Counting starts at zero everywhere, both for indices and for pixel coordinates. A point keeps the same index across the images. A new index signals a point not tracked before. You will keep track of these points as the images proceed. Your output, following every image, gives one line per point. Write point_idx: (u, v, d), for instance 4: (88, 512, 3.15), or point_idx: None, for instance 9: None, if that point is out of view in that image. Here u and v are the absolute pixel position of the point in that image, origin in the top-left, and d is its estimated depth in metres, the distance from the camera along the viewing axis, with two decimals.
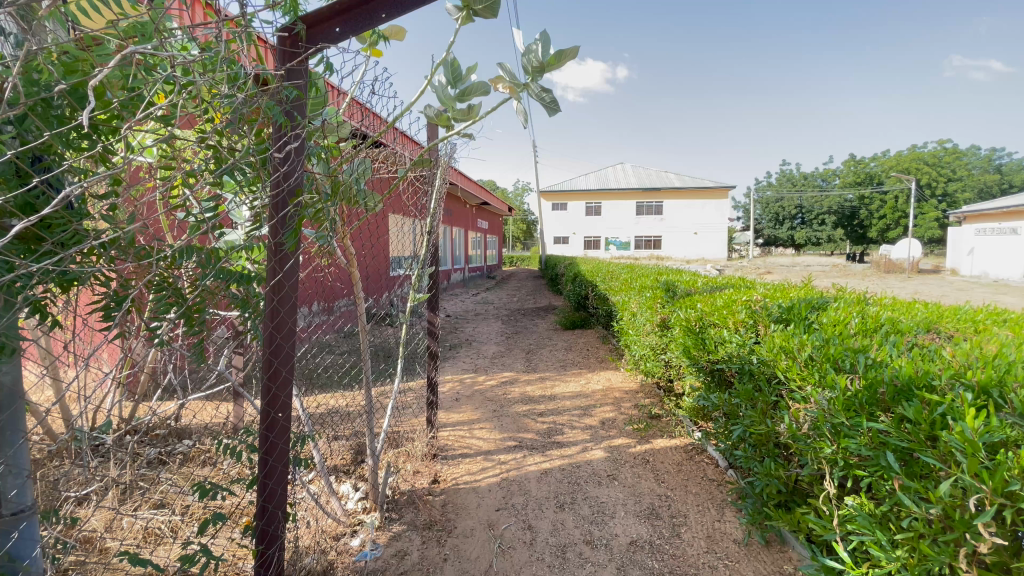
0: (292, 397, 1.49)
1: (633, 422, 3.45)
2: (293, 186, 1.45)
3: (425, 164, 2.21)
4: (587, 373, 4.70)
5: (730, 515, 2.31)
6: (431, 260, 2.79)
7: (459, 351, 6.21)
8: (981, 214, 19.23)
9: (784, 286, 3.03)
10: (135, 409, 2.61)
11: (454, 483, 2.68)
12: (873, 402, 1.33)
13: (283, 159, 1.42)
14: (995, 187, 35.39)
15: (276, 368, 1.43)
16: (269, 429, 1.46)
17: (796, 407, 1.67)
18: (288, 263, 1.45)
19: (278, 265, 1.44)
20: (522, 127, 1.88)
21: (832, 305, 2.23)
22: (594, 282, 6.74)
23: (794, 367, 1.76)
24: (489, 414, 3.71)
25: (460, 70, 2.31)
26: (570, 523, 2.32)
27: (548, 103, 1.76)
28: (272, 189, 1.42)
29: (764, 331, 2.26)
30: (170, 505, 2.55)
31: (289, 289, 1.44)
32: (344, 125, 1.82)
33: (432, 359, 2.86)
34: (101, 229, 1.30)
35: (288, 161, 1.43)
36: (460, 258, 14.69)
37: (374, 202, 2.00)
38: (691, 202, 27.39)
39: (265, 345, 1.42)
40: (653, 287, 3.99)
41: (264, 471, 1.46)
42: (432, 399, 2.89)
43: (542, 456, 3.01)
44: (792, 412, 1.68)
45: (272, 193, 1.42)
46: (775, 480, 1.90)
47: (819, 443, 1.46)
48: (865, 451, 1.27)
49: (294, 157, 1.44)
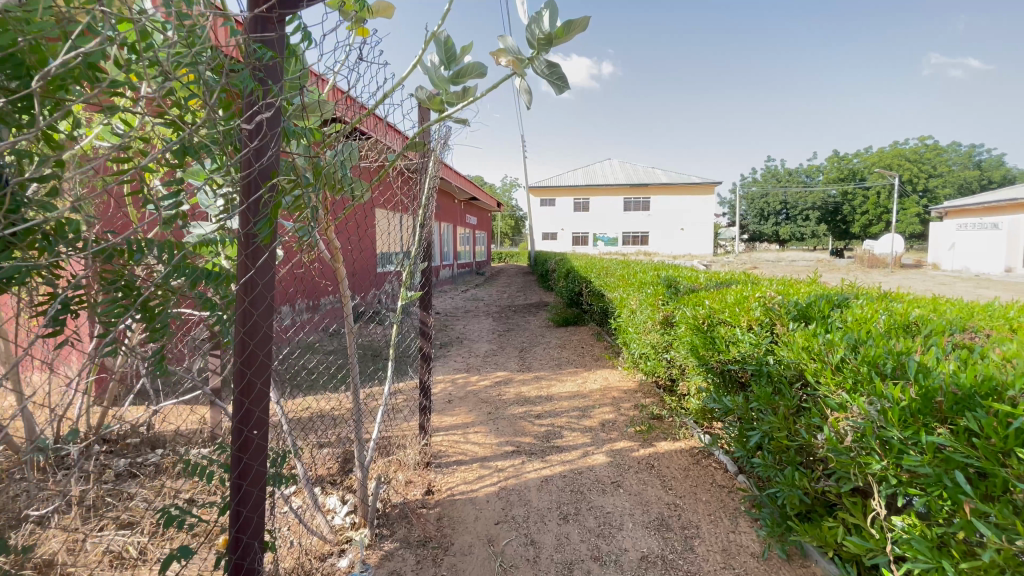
0: (269, 413, 1.29)
1: (635, 424, 3.30)
2: (267, 166, 1.24)
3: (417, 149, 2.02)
4: (584, 372, 4.55)
5: (745, 525, 2.18)
6: (424, 255, 2.60)
7: (450, 350, 6.02)
8: (964, 210, 19.45)
9: (793, 280, 2.89)
10: (101, 418, 2.39)
11: (449, 494, 2.51)
12: (927, 413, 1.21)
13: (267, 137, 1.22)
14: (975, 182, 36.01)
15: (250, 380, 1.23)
16: (241, 450, 1.26)
17: (833, 416, 1.51)
18: (262, 259, 1.22)
19: (250, 260, 1.21)
20: (526, 108, 1.71)
21: (855, 301, 2.08)
22: (588, 277, 6.55)
23: (826, 371, 1.62)
24: (484, 417, 3.53)
25: (454, 49, 2.12)
26: (576, 536, 2.16)
27: (554, 79, 1.58)
28: (241, 169, 1.21)
29: (782, 329, 2.11)
30: (141, 522, 2.34)
31: (265, 289, 1.22)
32: (328, 103, 1.63)
33: (424, 361, 2.67)
34: (41, 222, 1.10)
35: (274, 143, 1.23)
36: (449, 253, 14.42)
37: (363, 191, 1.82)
38: (678, 198, 27.38)
39: (237, 355, 1.21)
40: (653, 283, 3.83)
41: (236, 498, 1.26)
42: (425, 404, 2.70)
43: (542, 462, 2.84)
44: (829, 421, 1.53)
45: (241, 173, 1.21)
46: (799, 491, 1.77)
47: (865, 458, 1.32)
48: (925, 470, 1.14)
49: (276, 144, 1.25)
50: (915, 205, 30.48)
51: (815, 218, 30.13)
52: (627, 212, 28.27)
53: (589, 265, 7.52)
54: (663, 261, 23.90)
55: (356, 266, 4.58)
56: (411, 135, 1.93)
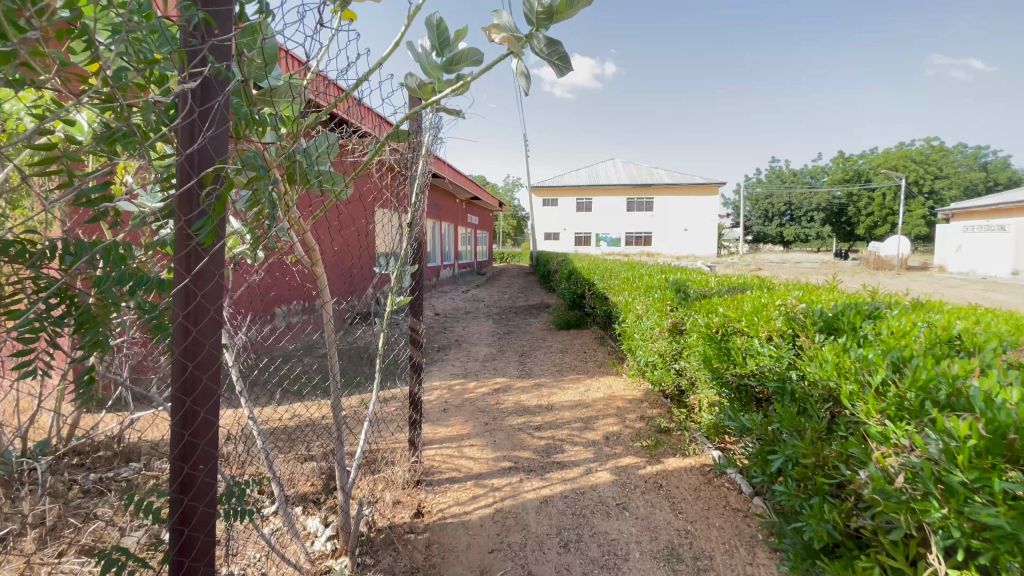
0: (218, 445, 1.10)
1: (641, 438, 3.10)
2: (210, 149, 0.99)
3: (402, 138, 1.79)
4: (586, 380, 4.35)
5: (764, 557, 1.98)
6: (414, 257, 2.40)
7: (449, 354, 5.82)
8: (971, 213, 19.17)
9: (811, 286, 2.69)
10: (64, 432, 2.20)
11: (440, 516, 2.31)
12: (997, 452, 1.02)
13: (207, 119, 0.98)
14: (983, 185, 35.56)
15: (191, 408, 1.03)
16: (183, 491, 1.06)
17: (878, 450, 1.30)
18: (202, 264, 1.00)
19: (187, 265, 0.99)
20: (524, 94, 1.51)
21: (889, 311, 1.88)
22: (591, 279, 6.34)
23: (868, 395, 1.41)
24: (481, 428, 3.34)
25: (447, 31, 1.92)
26: (578, 568, 1.96)
27: (556, 60, 1.38)
28: (180, 147, 0.97)
29: (807, 342, 1.91)
30: (105, 546, 2.15)
31: (209, 302, 1.01)
32: (301, 88, 1.43)
33: (415, 371, 2.48)
34: None
35: (218, 126, 0.99)
36: (449, 253, 14.20)
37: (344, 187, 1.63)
38: (682, 198, 27.13)
39: (175, 381, 1.01)
40: (660, 287, 3.61)
41: (178, 545, 1.08)
42: (415, 418, 2.51)
43: (541, 480, 2.65)
44: (872, 455, 1.32)
45: (179, 152, 0.97)
46: (829, 526, 1.56)
47: (921, 503, 1.13)
48: (998, 523, 0.96)
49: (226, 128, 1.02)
50: (921, 206, 30.15)
51: (820, 219, 29.83)
52: (630, 212, 28.03)
53: (591, 267, 7.30)
54: (666, 262, 23.67)
55: (346, 267, 4.38)
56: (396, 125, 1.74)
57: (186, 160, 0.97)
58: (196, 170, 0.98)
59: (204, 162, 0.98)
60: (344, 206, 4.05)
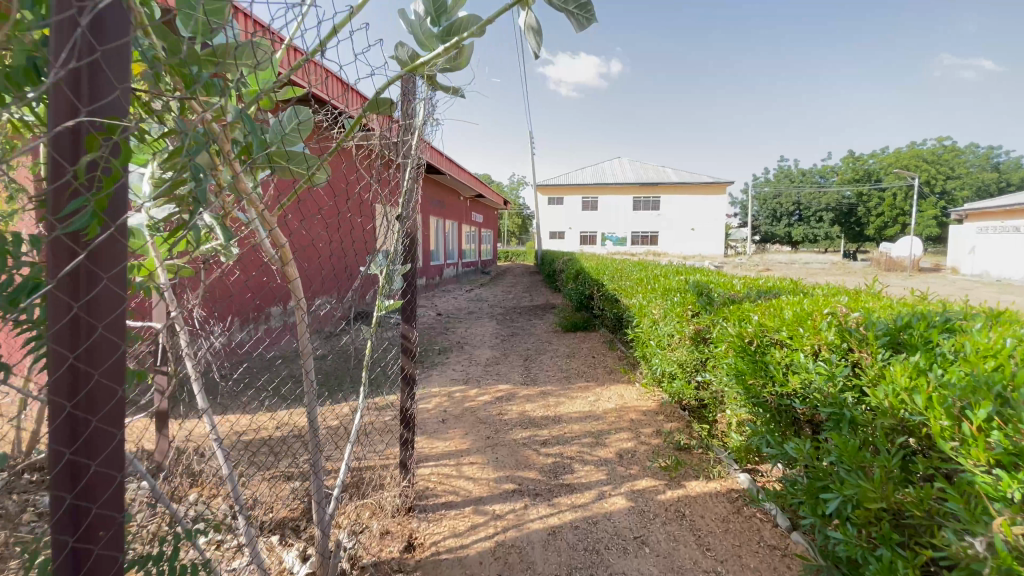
0: (124, 502, 0.84)
1: (659, 457, 2.81)
2: (69, 90, 0.68)
3: (381, 108, 1.28)
4: (595, 388, 4.06)
5: None
6: (405, 255, 2.11)
7: (449, 358, 5.53)
8: (986, 214, 18.74)
9: (854, 291, 2.39)
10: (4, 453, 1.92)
11: (434, 551, 2.03)
12: None
13: (58, 46, 0.67)
14: (996, 186, 34.91)
15: (74, 459, 0.76)
16: (73, 566, 0.80)
17: (1002, 516, 1.00)
18: (76, 262, 0.71)
19: (57, 265, 0.71)
20: (534, 56, 1.24)
21: (968, 322, 1.58)
22: (600, 280, 6.02)
23: (974, 438, 1.11)
24: (482, 442, 3.05)
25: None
26: None
27: (577, 9, 1.10)
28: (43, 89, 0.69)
29: (869, 359, 1.61)
30: None
31: (89, 319, 0.73)
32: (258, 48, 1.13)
33: (407, 384, 2.20)
34: None
35: (77, 55, 0.67)
36: (452, 251, 13.92)
37: (324, 172, 1.43)
38: (689, 198, 26.73)
39: (51, 427, 0.74)
40: (678, 289, 3.30)
41: None
42: (407, 436, 2.22)
43: (549, 506, 2.36)
44: (993, 521, 1.02)
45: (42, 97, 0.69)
46: None
47: None
48: None
49: (102, 59, 0.70)
50: (933, 207, 29.62)
51: (829, 219, 29.33)
52: (636, 211, 27.63)
53: (599, 267, 7.01)
54: (674, 261, 23.27)
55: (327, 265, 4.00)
56: (374, 91, 1.27)
57: (52, 142, 0.68)
58: (68, 158, 0.69)
59: (63, 111, 0.68)
60: (315, 194, 3.78)
